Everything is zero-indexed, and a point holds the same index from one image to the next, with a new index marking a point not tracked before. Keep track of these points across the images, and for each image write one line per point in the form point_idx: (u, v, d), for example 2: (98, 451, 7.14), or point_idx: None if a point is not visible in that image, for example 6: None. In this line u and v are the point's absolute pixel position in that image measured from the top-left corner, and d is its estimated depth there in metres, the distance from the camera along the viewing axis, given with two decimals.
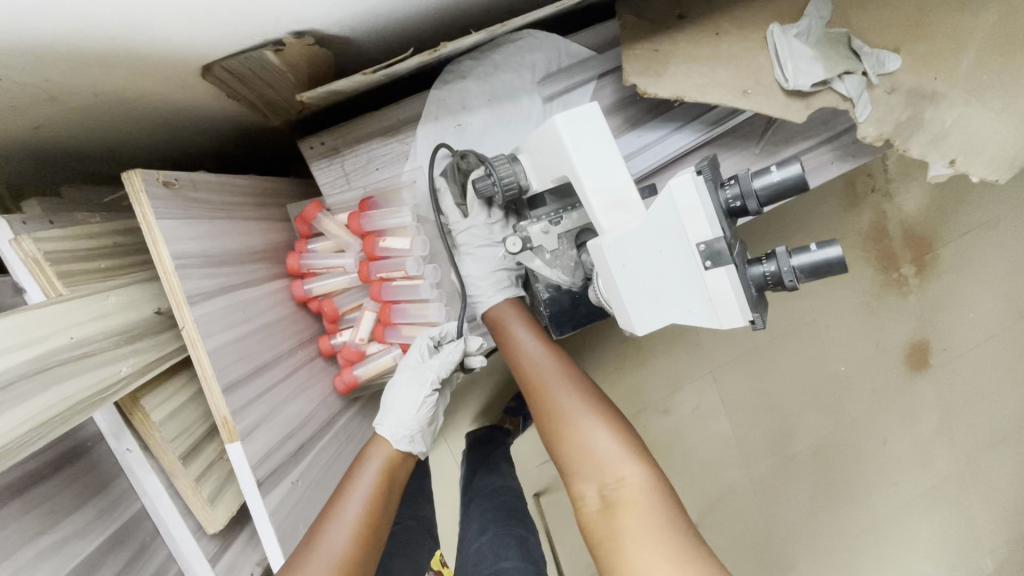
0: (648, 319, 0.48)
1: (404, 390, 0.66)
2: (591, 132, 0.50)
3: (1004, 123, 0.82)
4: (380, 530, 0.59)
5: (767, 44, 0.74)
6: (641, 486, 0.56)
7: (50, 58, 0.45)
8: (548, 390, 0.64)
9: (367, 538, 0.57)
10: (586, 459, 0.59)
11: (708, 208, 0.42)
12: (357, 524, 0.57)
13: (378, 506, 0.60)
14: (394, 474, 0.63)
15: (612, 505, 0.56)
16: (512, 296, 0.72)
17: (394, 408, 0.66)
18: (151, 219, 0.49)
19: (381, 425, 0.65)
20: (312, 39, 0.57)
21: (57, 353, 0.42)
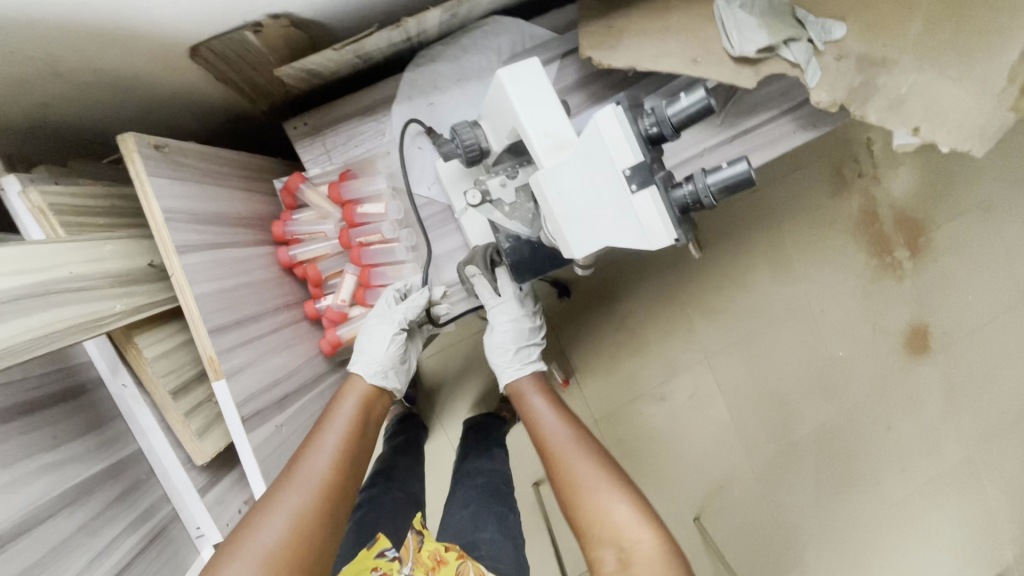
0: (585, 244, 0.54)
1: (374, 332, 0.74)
2: (534, 84, 0.56)
3: (959, 86, 0.85)
4: (356, 463, 0.65)
5: (715, 17, 0.80)
6: (653, 552, 0.62)
7: (52, 33, 0.52)
8: (566, 461, 0.73)
9: (346, 467, 0.63)
10: (601, 520, 0.66)
11: (628, 134, 0.47)
12: (336, 455, 0.62)
13: (354, 442, 0.65)
14: (365, 417, 0.69)
15: (628, 565, 0.61)
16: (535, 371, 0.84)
17: (366, 348, 0.74)
18: (142, 175, 0.55)
19: (356, 364, 0.74)
20: (288, 22, 0.64)
21: (57, 282, 0.47)
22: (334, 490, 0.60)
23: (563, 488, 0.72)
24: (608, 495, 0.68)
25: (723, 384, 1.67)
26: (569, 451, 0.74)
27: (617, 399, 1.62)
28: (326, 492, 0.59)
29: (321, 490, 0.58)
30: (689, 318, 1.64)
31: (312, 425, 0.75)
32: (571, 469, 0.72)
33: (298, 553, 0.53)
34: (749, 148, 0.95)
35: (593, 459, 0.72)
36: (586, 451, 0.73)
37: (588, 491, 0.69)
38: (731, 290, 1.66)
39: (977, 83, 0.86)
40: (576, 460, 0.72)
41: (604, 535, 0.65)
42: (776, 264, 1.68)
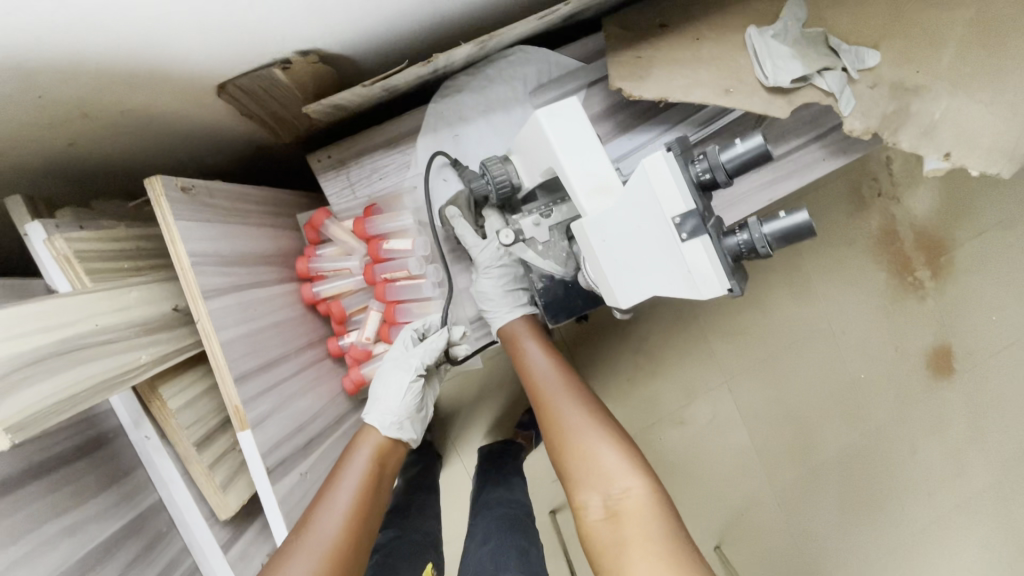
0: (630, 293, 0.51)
1: (389, 379, 0.70)
2: (572, 126, 0.54)
3: (996, 111, 0.83)
4: (368, 520, 0.61)
5: (746, 46, 0.78)
6: (643, 499, 0.58)
7: (81, 77, 0.50)
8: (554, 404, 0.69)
9: (357, 528, 0.59)
10: (591, 468, 0.62)
11: (681, 183, 0.45)
12: (345, 516, 0.59)
13: (364, 498, 0.62)
14: (376, 467, 0.65)
15: (616, 515, 0.58)
16: (526, 313, 0.76)
17: (380, 396, 0.70)
18: (169, 219, 0.54)
19: (370, 414, 0.69)
20: (316, 58, 0.63)
21: (82, 338, 0.45)
22: (342, 556, 0.56)
23: (550, 433, 0.68)
24: (598, 443, 0.64)
25: (744, 408, 1.63)
26: (559, 394, 0.69)
27: (635, 425, 1.59)
28: (336, 560, 0.55)
29: (330, 560, 0.55)
30: (706, 340, 1.63)
31: None
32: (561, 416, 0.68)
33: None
34: (778, 176, 0.93)
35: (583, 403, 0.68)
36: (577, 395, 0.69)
37: (577, 434, 0.65)
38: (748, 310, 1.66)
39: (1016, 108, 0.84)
40: (567, 405, 0.68)
41: (593, 483, 0.61)
42: (794, 284, 1.68)
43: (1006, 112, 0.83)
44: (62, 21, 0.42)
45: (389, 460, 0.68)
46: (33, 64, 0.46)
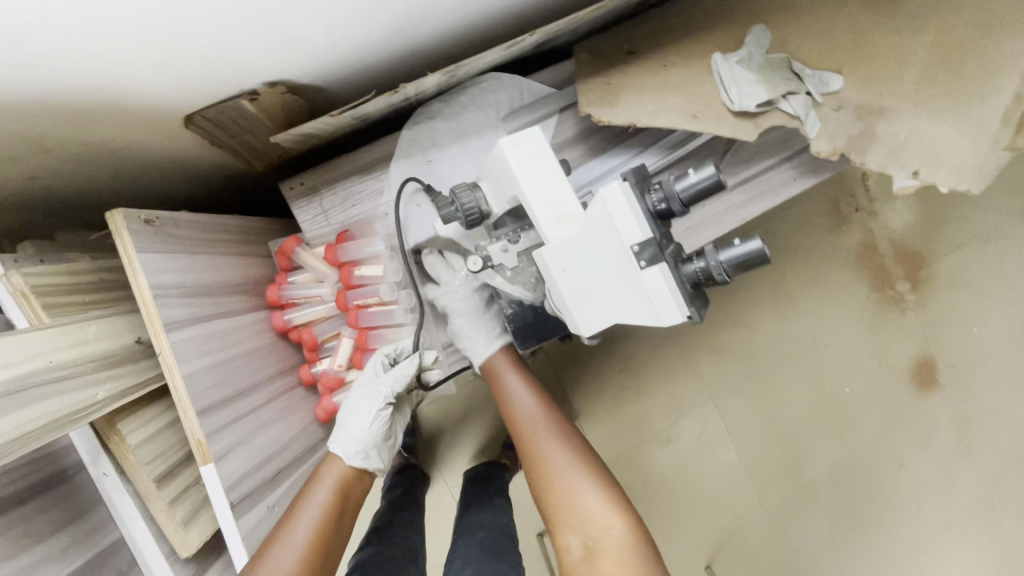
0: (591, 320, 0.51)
1: (358, 407, 0.69)
2: (536, 156, 0.54)
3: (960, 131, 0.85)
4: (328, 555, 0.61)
5: (712, 72, 0.80)
6: (620, 539, 0.63)
7: (42, 113, 0.51)
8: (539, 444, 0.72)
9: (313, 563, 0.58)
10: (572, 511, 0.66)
11: (636, 212, 0.46)
12: (300, 552, 0.58)
13: (324, 532, 0.61)
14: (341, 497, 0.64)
15: (595, 555, 0.63)
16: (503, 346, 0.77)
17: (347, 425, 0.68)
18: (131, 252, 0.53)
19: (337, 443, 0.68)
20: (284, 88, 0.63)
21: (34, 376, 0.45)
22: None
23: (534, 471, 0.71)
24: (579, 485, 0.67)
25: (731, 425, 1.64)
26: (542, 436, 0.72)
27: (622, 443, 1.58)
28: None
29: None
30: (691, 357, 1.65)
31: None
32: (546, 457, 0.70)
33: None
34: (749, 198, 0.94)
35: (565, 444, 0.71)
36: (560, 434, 0.71)
37: (560, 477, 0.68)
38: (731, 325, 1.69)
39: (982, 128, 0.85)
40: (551, 447, 0.71)
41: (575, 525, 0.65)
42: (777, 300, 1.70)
43: (962, 128, 0.85)
44: (17, 62, 0.43)
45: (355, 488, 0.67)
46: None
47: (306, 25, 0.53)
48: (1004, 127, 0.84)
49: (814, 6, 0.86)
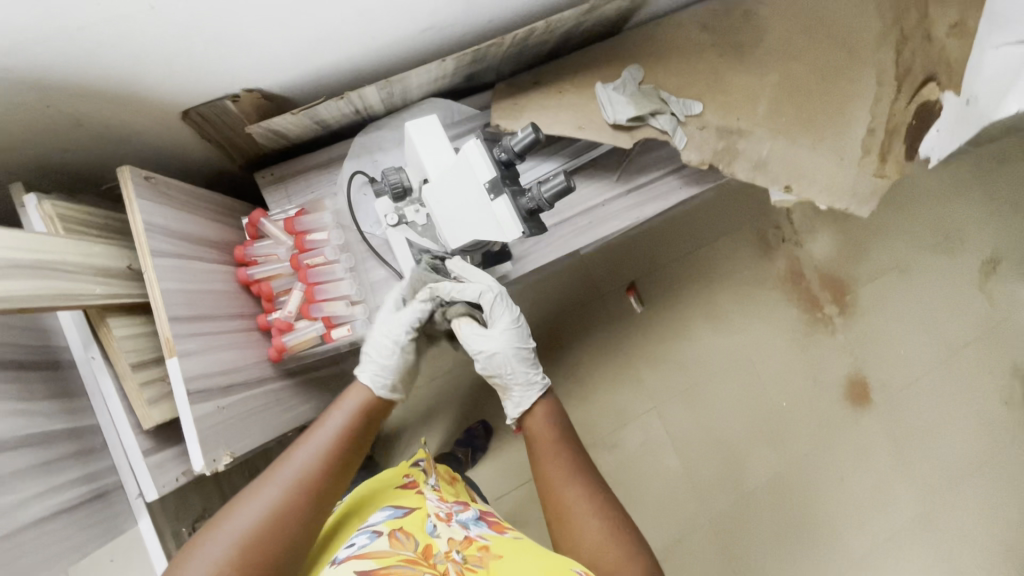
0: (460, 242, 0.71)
1: (383, 340, 0.88)
2: (430, 131, 0.76)
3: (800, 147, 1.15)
4: (324, 481, 0.77)
5: (596, 97, 1.04)
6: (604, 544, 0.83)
7: (85, 95, 0.72)
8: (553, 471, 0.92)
9: (309, 486, 0.76)
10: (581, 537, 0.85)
11: (485, 159, 0.66)
12: (299, 478, 0.75)
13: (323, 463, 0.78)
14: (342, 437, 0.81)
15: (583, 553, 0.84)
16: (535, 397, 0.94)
17: (372, 353, 0.88)
18: (132, 196, 0.73)
19: (361, 371, 0.87)
20: (258, 95, 0.86)
21: (49, 262, 0.62)
22: (286, 511, 0.73)
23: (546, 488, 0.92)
24: (593, 521, 0.86)
25: (672, 432, 1.84)
26: (566, 480, 0.90)
27: None
28: (282, 512, 0.72)
29: (273, 514, 0.72)
30: (637, 368, 1.85)
31: (255, 418, 0.86)
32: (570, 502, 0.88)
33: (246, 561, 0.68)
34: (642, 201, 1.15)
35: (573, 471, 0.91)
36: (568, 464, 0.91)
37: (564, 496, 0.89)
38: (674, 339, 1.90)
39: (826, 147, 1.15)
40: (575, 495, 0.89)
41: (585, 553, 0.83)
42: (714, 318, 1.92)
43: (830, 156, 1.15)
44: (80, 52, 0.64)
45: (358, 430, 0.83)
46: (54, 82, 0.67)
47: (274, 41, 0.77)
48: (869, 157, 1.16)
49: (682, 53, 1.13)
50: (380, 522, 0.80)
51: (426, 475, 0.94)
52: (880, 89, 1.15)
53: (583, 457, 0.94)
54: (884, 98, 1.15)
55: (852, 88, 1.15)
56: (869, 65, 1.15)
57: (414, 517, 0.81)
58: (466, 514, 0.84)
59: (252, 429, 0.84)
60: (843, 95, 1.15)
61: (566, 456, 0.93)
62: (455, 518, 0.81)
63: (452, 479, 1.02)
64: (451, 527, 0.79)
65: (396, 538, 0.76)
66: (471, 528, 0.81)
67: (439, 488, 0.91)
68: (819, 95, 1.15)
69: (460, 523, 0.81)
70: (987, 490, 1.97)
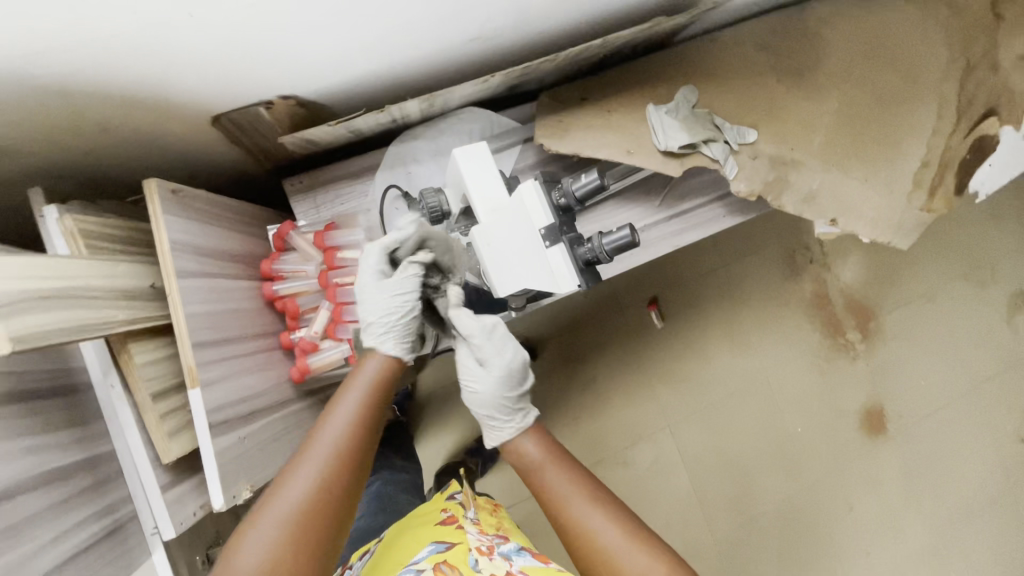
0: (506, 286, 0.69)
1: (380, 297, 0.77)
2: (479, 160, 0.70)
3: (861, 185, 1.04)
4: (359, 459, 0.68)
5: (647, 119, 0.98)
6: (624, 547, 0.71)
7: (113, 102, 0.67)
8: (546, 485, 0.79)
9: (346, 465, 0.66)
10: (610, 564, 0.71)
11: (542, 203, 0.61)
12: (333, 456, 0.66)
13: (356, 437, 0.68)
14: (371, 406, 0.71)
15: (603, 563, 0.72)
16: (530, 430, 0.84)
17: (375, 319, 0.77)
18: (159, 212, 0.68)
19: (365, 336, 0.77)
20: (294, 102, 0.81)
21: (72, 289, 0.58)
22: (328, 495, 0.63)
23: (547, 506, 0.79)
24: (620, 544, 0.72)
25: (684, 451, 1.77)
26: (572, 499, 0.76)
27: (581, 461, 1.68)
28: (323, 497, 0.63)
29: (313, 499, 0.62)
30: (652, 384, 1.78)
31: (273, 445, 0.82)
32: (586, 526, 0.74)
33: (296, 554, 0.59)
34: (684, 227, 1.09)
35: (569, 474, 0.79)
36: (564, 468, 0.80)
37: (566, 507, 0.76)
38: (690, 357, 1.81)
39: (884, 183, 1.04)
40: (591, 517, 0.74)
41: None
42: (733, 337, 1.84)
43: (880, 187, 1.04)
44: (110, 59, 0.59)
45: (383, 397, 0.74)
46: (79, 86, 0.62)
47: (315, 50, 0.70)
48: (917, 190, 1.05)
49: (739, 71, 1.04)
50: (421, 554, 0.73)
51: (463, 509, 0.87)
52: (941, 121, 1.05)
53: (588, 477, 0.79)
54: (942, 131, 1.05)
55: (913, 119, 1.05)
56: (931, 97, 1.05)
57: (456, 548, 0.75)
58: (507, 547, 0.78)
59: (274, 456, 0.82)
60: (900, 126, 1.05)
61: (571, 480, 0.78)
62: (497, 551, 0.76)
63: (489, 512, 0.95)
64: (493, 561, 0.73)
65: (441, 570, 0.69)
66: (514, 560, 0.75)
67: (477, 522, 0.85)
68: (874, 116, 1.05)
69: (502, 556, 0.75)
70: (994, 526, 1.94)
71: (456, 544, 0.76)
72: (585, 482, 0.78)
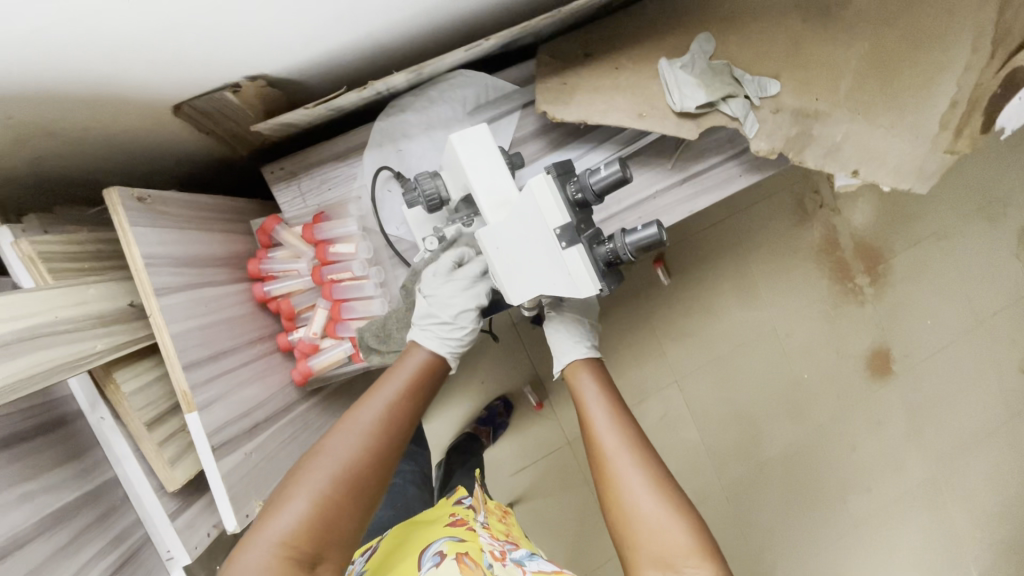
0: (521, 291, 0.64)
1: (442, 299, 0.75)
2: (480, 149, 0.64)
3: (897, 136, 0.90)
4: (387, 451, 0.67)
5: (658, 76, 0.88)
6: (659, 513, 0.65)
7: (47, 105, 0.59)
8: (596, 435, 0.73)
9: (372, 457, 0.65)
10: (637, 523, 0.66)
11: (557, 200, 0.56)
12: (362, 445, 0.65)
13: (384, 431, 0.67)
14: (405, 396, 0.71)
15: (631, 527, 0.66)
16: (590, 357, 0.81)
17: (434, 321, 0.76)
18: (125, 224, 0.61)
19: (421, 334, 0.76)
20: (264, 82, 0.71)
21: (40, 325, 0.54)
22: (353, 478, 0.63)
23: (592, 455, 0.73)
24: (652, 503, 0.66)
25: (692, 406, 1.68)
26: (615, 454, 0.70)
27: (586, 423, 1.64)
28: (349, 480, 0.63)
29: (340, 481, 0.62)
30: (658, 341, 1.67)
31: (283, 453, 0.81)
32: (620, 480, 0.69)
33: (319, 531, 0.60)
34: (698, 191, 0.97)
35: (619, 429, 0.72)
36: (617, 420, 0.73)
37: (611, 461, 0.70)
38: (697, 314, 1.69)
39: (913, 130, 0.89)
40: (628, 471, 0.69)
41: (647, 543, 0.65)
42: (742, 288, 1.70)
43: (907, 135, 0.90)
44: (18, 62, 0.50)
45: (416, 393, 0.72)
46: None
47: (281, 26, 0.61)
48: (944, 132, 0.89)
49: (759, 8, 0.91)
50: (439, 549, 0.74)
51: (472, 513, 0.87)
52: (975, 55, 0.86)
53: (635, 426, 0.74)
54: (975, 68, 0.86)
55: (944, 57, 0.87)
56: (967, 28, 0.85)
57: (472, 548, 0.75)
58: (519, 553, 0.79)
59: (285, 462, 0.81)
60: (928, 68, 0.87)
61: (615, 426, 0.73)
62: (510, 557, 0.77)
63: (497, 516, 0.96)
64: (507, 567, 0.74)
65: (465, 564, 0.70)
66: (527, 566, 0.76)
67: (487, 526, 0.86)
68: (913, 35, 0.87)
69: (515, 562, 0.76)
70: (999, 464, 1.86)
71: (472, 544, 0.76)
72: (628, 428, 0.73)
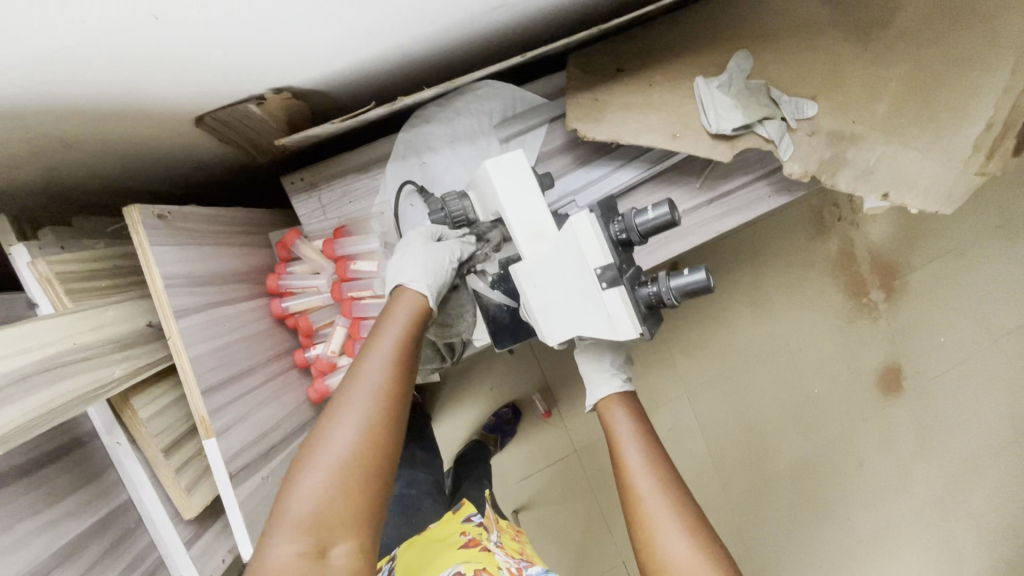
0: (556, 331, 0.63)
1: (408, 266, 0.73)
2: (516, 176, 0.62)
3: (930, 160, 0.86)
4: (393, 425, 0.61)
5: (693, 95, 0.86)
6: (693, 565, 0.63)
7: (65, 121, 0.57)
8: (630, 477, 0.70)
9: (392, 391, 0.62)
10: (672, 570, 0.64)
11: (601, 240, 0.54)
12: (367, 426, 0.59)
13: (387, 404, 0.61)
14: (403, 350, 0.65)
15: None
16: (625, 391, 0.79)
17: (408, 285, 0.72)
18: (145, 244, 0.59)
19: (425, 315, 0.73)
20: (289, 94, 0.68)
21: (58, 355, 0.53)
22: (366, 453, 0.58)
23: (623, 495, 0.71)
24: (686, 550, 0.64)
25: (701, 418, 1.66)
26: (651, 499, 0.68)
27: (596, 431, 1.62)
28: (352, 470, 0.57)
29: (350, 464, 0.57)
30: (669, 352, 1.65)
31: None
32: (654, 525, 0.66)
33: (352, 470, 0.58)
34: (726, 211, 0.94)
35: (655, 472, 0.69)
36: (652, 461, 0.70)
37: (645, 509, 0.67)
38: (709, 326, 1.67)
39: (945, 153, 0.85)
40: (662, 517, 0.66)
41: None
42: (755, 301, 1.68)
43: (939, 160, 0.86)
44: (34, 82, 0.48)
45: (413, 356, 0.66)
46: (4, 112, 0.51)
47: (310, 40, 0.58)
48: (976, 152, 0.84)
49: (798, 25, 0.87)
50: (455, 569, 0.75)
51: (485, 532, 0.87)
52: None
53: (671, 469, 0.71)
54: None
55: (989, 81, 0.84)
56: None
57: (488, 564, 0.76)
58: (534, 569, 0.81)
59: None
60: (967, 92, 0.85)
61: (650, 467, 0.70)
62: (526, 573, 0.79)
63: (510, 535, 0.95)
64: None
65: None
66: None
67: (501, 544, 0.86)
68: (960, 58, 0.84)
69: None
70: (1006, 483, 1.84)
71: (487, 559, 0.78)
72: (663, 468, 0.70)
